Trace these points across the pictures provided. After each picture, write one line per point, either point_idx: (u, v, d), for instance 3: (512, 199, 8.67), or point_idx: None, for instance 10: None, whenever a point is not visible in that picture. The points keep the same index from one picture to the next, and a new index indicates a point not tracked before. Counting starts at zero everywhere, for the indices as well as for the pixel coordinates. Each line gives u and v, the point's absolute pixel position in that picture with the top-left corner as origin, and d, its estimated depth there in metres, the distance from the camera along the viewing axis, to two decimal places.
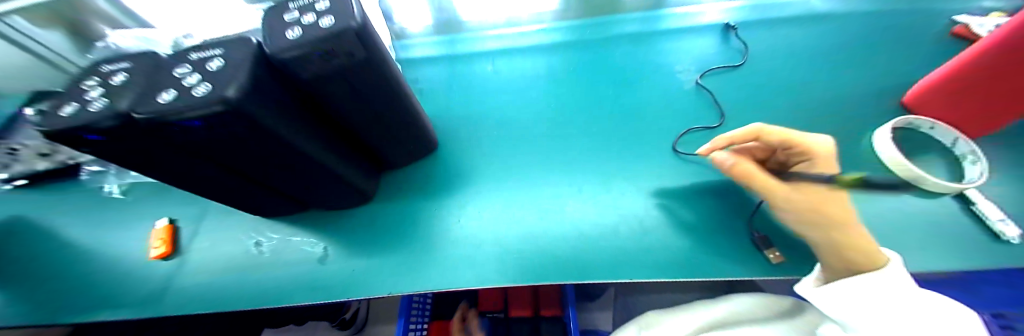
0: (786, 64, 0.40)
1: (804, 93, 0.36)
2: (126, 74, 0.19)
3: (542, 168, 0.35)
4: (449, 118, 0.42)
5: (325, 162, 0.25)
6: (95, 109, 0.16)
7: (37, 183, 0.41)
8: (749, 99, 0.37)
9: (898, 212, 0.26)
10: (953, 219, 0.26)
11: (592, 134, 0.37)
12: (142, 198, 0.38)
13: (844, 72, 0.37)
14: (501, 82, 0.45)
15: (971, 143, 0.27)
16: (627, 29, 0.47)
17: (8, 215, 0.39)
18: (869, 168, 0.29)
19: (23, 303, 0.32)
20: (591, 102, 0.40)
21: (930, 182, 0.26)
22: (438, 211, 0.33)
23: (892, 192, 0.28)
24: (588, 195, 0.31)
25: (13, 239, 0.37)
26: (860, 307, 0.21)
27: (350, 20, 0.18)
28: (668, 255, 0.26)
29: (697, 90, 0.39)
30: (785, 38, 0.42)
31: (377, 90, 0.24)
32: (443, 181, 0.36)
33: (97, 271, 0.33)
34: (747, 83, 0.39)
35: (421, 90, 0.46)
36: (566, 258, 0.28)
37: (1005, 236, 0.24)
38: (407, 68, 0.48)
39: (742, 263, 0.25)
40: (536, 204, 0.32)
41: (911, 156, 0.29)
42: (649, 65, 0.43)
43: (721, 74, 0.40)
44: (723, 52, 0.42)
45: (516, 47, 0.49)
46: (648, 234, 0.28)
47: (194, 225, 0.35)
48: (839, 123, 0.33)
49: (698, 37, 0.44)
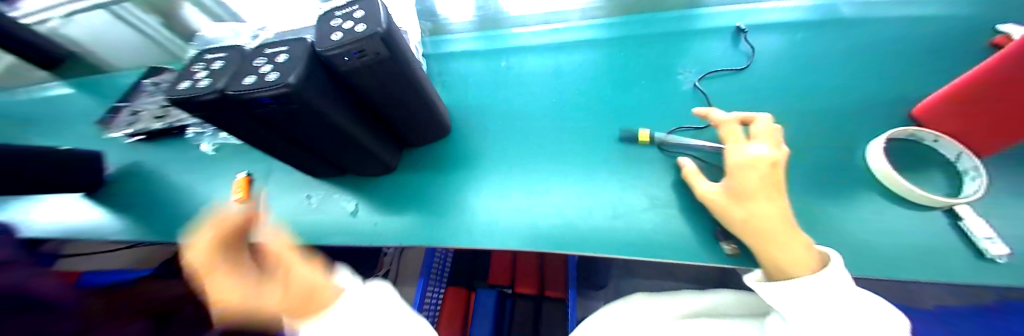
0: (794, 69, 0.39)
1: (807, 98, 0.36)
2: (222, 62, 0.26)
3: (539, 155, 0.39)
4: (467, 107, 0.47)
5: (358, 136, 0.32)
6: (203, 86, 0.24)
7: (154, 138, 0.54)
8: (746, 102, 0.38)
9: (871, 219, 0.27)
10: (929, 231, 0.26)
11: (586, 128, 0.40)
12: (227, 155, 0.49)
13: (854, 80, 0.37)
14: (525, 76, 0.49)
15: (975, 158, 0.26)
16: (653, 28, 0.48)
17: (136, 161, 0.52)
18: (853, 175, 0.29)
19: (153, 224, 0.44)
20: (604, 99, 0.43)
21: (919, 195, 0.26)
22: (447, 185, 0.39)
23: (871, 200, 0.28)
24: (574, 182, 0.35)
25: (141, 179, 0.50)
26: (794, 298, 0.23)
27: (377, 27, 0.23)
28: (633, 237, 0.29)
29: (693, 92, 0.40)
30: (799, 42, 0.41)
31: (399, 81, 0.30)
32: (453, 161, 0.42)
33: (199, 207, 0.45)
34: (747, 86, 0.39)
35: (455, 81, 0.51)
36: (546, 232, 0.32)
37: (990, 253, 0.24)
38: (444, 60, 0.54)
39: (697, 250, 0.28)
40: (528, 186, 0.36)
41: (906, 168, 0.28)
42: (664, 65, 0.44)
43: (720, 77, 0.40)
44: (727, 56, 0.42)
45: (533, 45, 0.52)
46: (620, 217, 0.31)
47: (263, 179, 0.45)
48: (836, 130, 0.33)
49: (705, 40, 0.45)
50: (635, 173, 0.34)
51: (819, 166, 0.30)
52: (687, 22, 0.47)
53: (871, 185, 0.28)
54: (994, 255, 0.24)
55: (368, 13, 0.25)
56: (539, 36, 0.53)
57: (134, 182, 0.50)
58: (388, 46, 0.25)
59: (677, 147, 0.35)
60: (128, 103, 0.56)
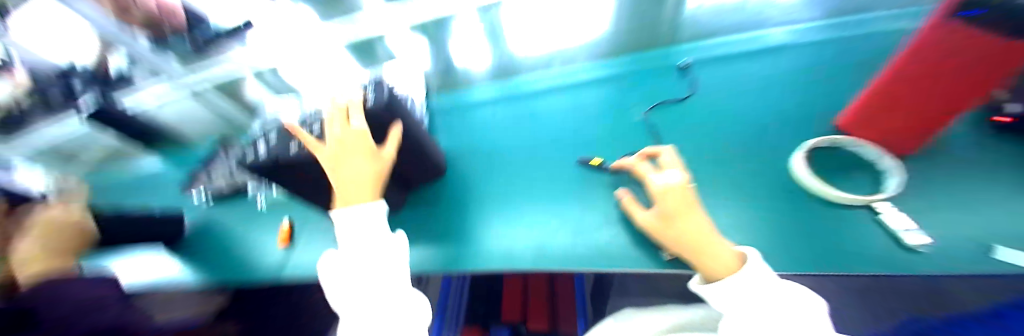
0: (734, 95, 0.44)
1: (744, 119, 0.40)
2: (266, 137, 0.35)
3: (520, 186, 0.44)
4: (464, 148, 0.53)
5: None
6: (253, 157, 0.33)
7: (224, 201, 0.65)
8: (691, 127, 0.42)
9: (797, 225, 0.30)
10: (851, 232, 0.28)
11: (557, 159, 0.45)
12: (275, 209, 0.60)
13: (787, 99, 0.41)
14: (550, 117, 0.51)
15: (893, 160, 0.30)
16: (678, 62, 0.50)
17: (204, 219, 0.64)
18: (781, 187, 0.33)
19: (221, 270, 0.55)
20: (627, 133, 0.44)
21: (841, 197, 0.29)
22: (444, 218, 0.45)
23: (798, 208, 0.31)
24: (548, 208, 0.40)
25: (210, 234, 0.62)
26: (722, 292, 0.26)
27: (382, 98, 0.31)
28: (593, 251, 0.34)
29: (642, 122, 0.44)
30: (738, 70, 0.46)
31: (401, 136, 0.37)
32: (448, 195, 0.48)
33: (255, 253, 0.55)
34: (691, 113, 0.43)
35: (482, 127, 0.55)
36: (524, 254, 0.37)
37: (912, 245, 0.26)
38: (474, 108, 0.58)
39: (644, 260, 0.32)
40: (510, 214, 0.42)
41: (828, 174, 0.32)
42: (676, 96, 0.45)
43: (666, 108, 0.44)
44: (672, 87, 0.47)
45: (546, 88, 0.55)
46: (584, 235, 0.35)
47: (303, 226, 0.55)
48: (770, 146, 0.37)
49: (654, 76, 0.49)
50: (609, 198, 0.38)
51: (750, 180, 0.34)
52: (663, 57, 0.51)
53: (798, 194, 0.31)
54: (917, 247, 0.26)
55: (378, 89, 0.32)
56: (561, 78, 0.55)
57: (206, 237, 0.61)
58: (395, 114, 0.32)
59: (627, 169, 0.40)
60: (204, 170, 0.65)
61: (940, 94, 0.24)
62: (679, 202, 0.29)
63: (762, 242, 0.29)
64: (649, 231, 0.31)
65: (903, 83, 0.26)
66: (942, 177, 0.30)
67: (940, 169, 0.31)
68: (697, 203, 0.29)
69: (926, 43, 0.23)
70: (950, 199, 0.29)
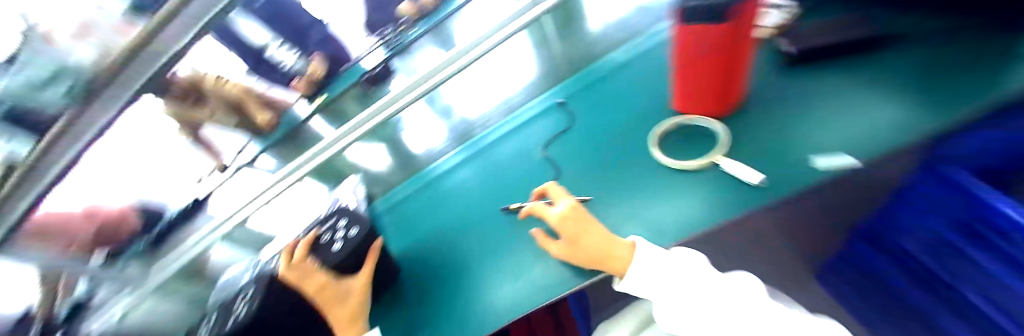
0: (605, 108, 0.49)
1: (614, 128, 0.46)
2: (215, 310, 0.40)
3: (455, 255, 0.47)
4: (409, 234, 0.54)
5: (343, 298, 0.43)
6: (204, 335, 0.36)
7: None
8: (577, 151, 0.46)
9: (668, 211, 0.35)
10: (704, 205, 0.34)
11: (484, 219, 0.48)
12: None
13: (640, 101, 0.47)
14: (518, 159, 0.52)
15: (718, 125, 0.37)
16: (610, 69, 0.54)
17: None
18: (647, 182, 0.38)
19: None
20: (593, 150, 0.45)
21: (694, 166, 0.36)
22: (392, 318, 0.44)
23: (662, 198, 0.36)
24: (484, 267, 0.43)
25: None
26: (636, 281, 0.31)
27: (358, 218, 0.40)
28: (529, 290, 0.38)
29: (545, 161, 0.48)
30: (600, 87, 0.53)
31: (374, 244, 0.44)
32: (396, 289, 0.47)
33: None
34: (576, 138, 0.48)
35: (460, 191, 0.54)
36: (473, 321, 0.39)
37: (755, 183, 0.33)
38: (446, 176, 0.57)
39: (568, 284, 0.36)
40: (452, 287, 0.43)
41: (685, 150, 0.38)
42: (615, 104, 0.49)
43: (557, 141, 0.49)
44: (557, 121, 0.52)
45: (508, 131, 0.57)
46: (519, 280, 0.39)
47: None
48: (636, 147, 0.42)
49: (542, 114, 0.55)
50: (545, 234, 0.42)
51: (627, 186, 0.39)
52: (558, 89, 0.57)
53: (661, 184, 0.37)
54: (759, 184, 0.33)
55: (351, 219, 0.40)
56: (516, 118, 0.57)
57: None
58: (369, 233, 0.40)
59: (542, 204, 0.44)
60: None
61: (710, 74, 0.32)
62: (575, 228, 0.33)
63: (658, 228, 0.35)
64: (565, 258, 0.34)
65: (686, 72, 0.33)
66: (765, 120, 0.38)
67: (745, 125, 0.39)
68: (588, 221, 0.33)
69: (680, 43, 0.31)
70: (771, 139, 0.36)
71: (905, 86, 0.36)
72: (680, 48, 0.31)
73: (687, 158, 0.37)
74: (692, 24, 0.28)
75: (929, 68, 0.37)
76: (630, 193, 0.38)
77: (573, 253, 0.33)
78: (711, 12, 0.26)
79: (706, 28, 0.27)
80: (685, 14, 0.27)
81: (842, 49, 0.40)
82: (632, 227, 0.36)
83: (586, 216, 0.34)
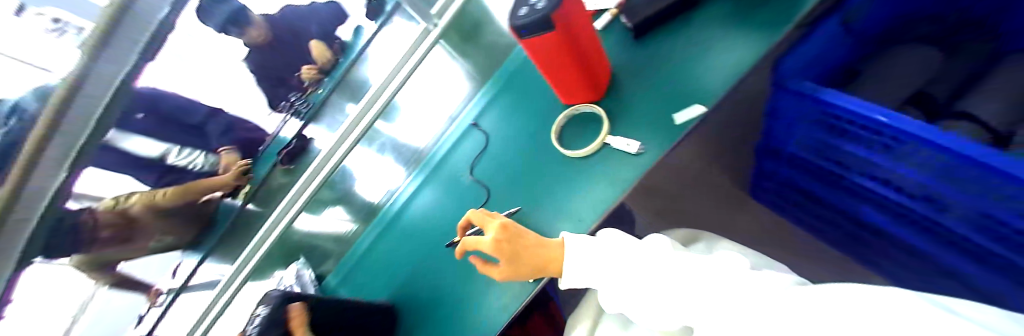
0: (512, 119, 0.51)
1: (524, 136, 0.48)
2: None
3: (428, 292, 0.50)
4: (384, 282, 0.56)
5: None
6: None
7: None
8: (499, 168, 0.48)
9: (584, 202, 0.38)
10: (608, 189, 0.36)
11: (442, 252, 0.51)
12: None
13: (540, 101, 0.49)
14: (456, 175, 0.54)
15: (599, 108, 0.40)
16: (514, 67, 0.57)
17: None
18: (561, 181, 0.41)
19: None
20: (514, 151, 0.48)
21: (586, 153, 0.38)
22: None
23: (576, 192, 0.39)
24: (455, 296, 0.47)
25: None
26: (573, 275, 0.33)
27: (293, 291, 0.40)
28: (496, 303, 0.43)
29: (476, 184, 0.50)
30: (504, 98, 0.54)
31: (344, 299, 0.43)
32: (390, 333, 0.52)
33: None
34: (495, 155, 0.50)
35: (419, 218, 0.57)
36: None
37: (635, 152, 0.35)
38: (407, 204, 0.60)
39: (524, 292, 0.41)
40: (435, 320, 0.48)
41: (580, 139, 0.41)
42: (522, 102, 0.51)
43: (481, 162, 0.51)
44: (476, 142, 0.54)
45: (446, 148, 0.59)
46: (486, 299, 0.44)
47: None
48: (544, 149, 0.44)
49: (465, 136, 0.56)
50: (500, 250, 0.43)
51: (546, 190, 0.41)
52: (471, 110, 0.59)
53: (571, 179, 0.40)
54: (639, 152, 0.35)
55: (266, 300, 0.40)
56: (451, 133, 0.61)
57: None
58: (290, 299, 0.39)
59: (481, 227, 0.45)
60: None
61: (570, 70, 0.35)
62: (514, 247, 0.32)
63: (580, 218, 0.37)
64: (508, 278, 0.34)
65: (552, 72, 0.36)
66: (643, 86, 0.39)
67: (630, 95, 0.39)
68: (522, 234, 0.34)
69: (532, 54, 0.33)
70: (656, 92, 0.37)
71: (724, 27, 0.36)
72: (535, 57, 0.34)
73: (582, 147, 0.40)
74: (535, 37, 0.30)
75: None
76: (550, 195, 0.41)
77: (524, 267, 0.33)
78: (537, 27, 0.28)
79: (541, 38, 0.30)
80: (519, 32, 0.30)
81: (664, 13, 0.39)
82: (561, 223, 0.39)
83: (521, 230, 0.34)
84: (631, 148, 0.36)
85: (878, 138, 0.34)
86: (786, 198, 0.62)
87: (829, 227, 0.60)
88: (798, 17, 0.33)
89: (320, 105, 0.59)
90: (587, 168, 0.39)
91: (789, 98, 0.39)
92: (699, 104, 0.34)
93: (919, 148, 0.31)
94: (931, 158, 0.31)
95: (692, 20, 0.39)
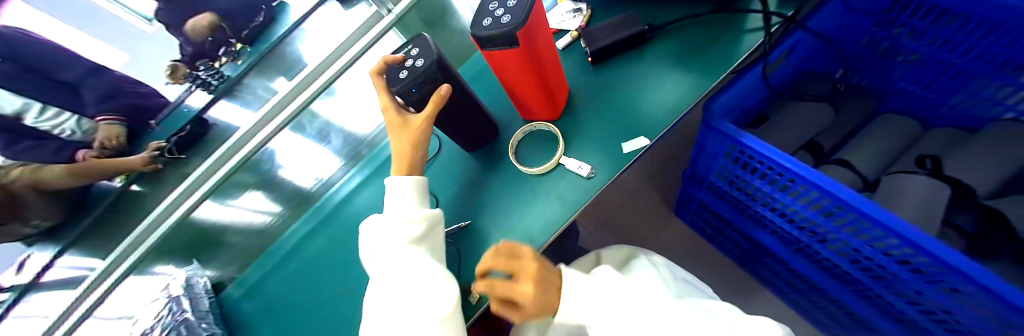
0: None
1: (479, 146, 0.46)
2: None
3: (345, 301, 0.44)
4: (301, 284, 0.50)
5: (448, 129, 0.40)
6: None
7: None
8: (450, 175, 0.46)
9: (534, 222, 0.37)
10: (556, 208, 0.36)
11: None
12: None
13: (498, 111, 0.48)
14: None
15: (555, 128, 0.40)
16: (474, 68, 0.55)
17: None
18: (512, 197, 0.40)
19: None
20: (463, 158, 0.46)
21: (539, 172, 0.38)
22: None
23: (527, 208, 0.38)
24: None
25: None
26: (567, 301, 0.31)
27: (434, 56, 0.29)
28: None
29: None
30: None
31: (458, 100, 0.36)
32: None
33: None
34: (448, 162, 0.47)
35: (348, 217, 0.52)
36: None
37: (585, 175, 0.36)
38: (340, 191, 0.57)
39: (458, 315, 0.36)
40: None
41: (535, 157, 0.41)
42: None
43: (431, 167, 0.48)
44: None
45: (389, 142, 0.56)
46: None
47: None
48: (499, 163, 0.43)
49: None
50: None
51: (496, 204, 0.40)
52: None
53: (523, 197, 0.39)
54: (589, 175, 0.36)
55: (424, 48, 0.31)
56: None
57: None
58: (444, 74, 0.31)
59: None
60: None
61: (532, 87, 0.34)
62: (545, 290, 0.30)
63: (530, 238, 0.36)
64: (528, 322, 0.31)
65: (513, 86, 0.35)
66: (596, 110, 0.40)
67: (584, 117, 0.40)
68: (549, 274, 0.31)
69: (495, 64, 0.32)
70: (609, 119, 0.39)
71: (674, 67, 0.38)
72: (498, 69, 0.33)
73: (536, 164, 0.40)
74: (508, 53, 0.29)
75: (691, 40, 0.39)
76: (500, 210, 0.40)
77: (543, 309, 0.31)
78: (503, 41, 0.27)
79: (506, 52, 0.29)
80: (482, 41, 0.28)
81: (621, 45, 0.40)
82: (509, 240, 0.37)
83: (546, 269, 0.31)
84: (582, 172, 0.36)
85: (780, 178, 0.40)
86: (702, 217, 0.70)
87: (735, 248, 0.70)
88: (734, 65, 0.36)
89: (239, 78, 0.66)
90: (538, 186, 0.39)
91: (715, 134, 0.44)
92: (645, 136, 0.36)
93: (810, 190, 0.37)
94: (818, 198, 0.37)
95: (648, 54, 0.41)
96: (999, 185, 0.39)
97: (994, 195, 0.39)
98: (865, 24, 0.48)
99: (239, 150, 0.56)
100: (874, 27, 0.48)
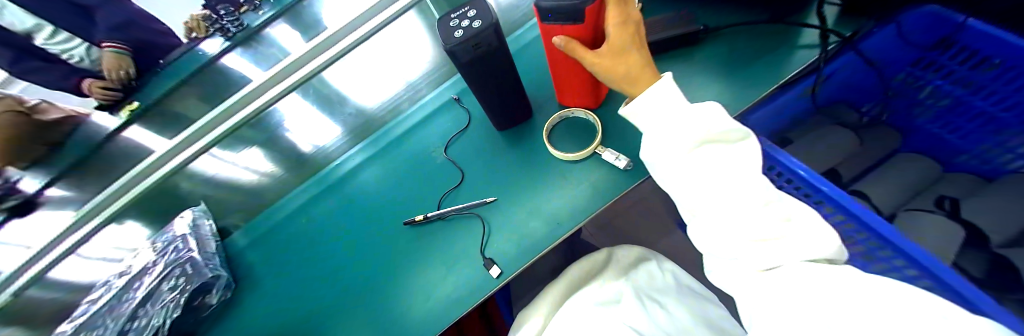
0: None
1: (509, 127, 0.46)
2: None
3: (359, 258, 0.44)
4: (308, 240, 0.49)
5: (485, 101, 0.39)
6: None
7: None
8: (478, 152, 0.46)
9: (560, 207, 0.37)
10: (585, 196, 0.36)
11: (385, 221, 0.45)
12: None
13: (533, 94, 0.47)
14: (421, 139, 0.51)
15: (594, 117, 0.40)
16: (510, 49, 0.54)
17: None
18: (541, 180, 0.40)
19: None
20: (492, 136, 0.46)
21: (572, 156, 0.38)
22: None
23: (555, 193, 0.38)
24: (395, 271, 0.41)
25: None
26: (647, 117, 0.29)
27: (494, 20, 0.28)
28: (439, 291, 0.37)
29: (449, 163, 0.46)
30: None
31: (504, 70, 0.35)
32: (300, 302, 0.44)
33: None
34: (477, 138, 0.47)
35: (364, 180, 0.51)
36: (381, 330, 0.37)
37: (622, 167, 0.36)
38: (354, 153, 0.56)
39: (476, 287, 0.35)
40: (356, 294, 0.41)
41: (568, 143, 0.41)
42: None
43: (459, 141, 0.48)
44: (456, 118, 0.51)
45: (414, 112, 0.55)
46: (431, 285, 0.37)
47: None
48: (528, 146, 0.43)
49: (445, 108, 0.53)
50: (459, 243, 0.39)
51: (522, 185, 0.40)
52: (454, 86, 0.56)
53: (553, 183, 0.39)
54: (627, 167, 0.36)
55: (484, 11, 0.29)
56: (421, 94, 0.58)
57: None
58: (498, 36, 0.29)
59: (448, 207, 0.42)
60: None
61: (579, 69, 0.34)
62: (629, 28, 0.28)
63: (557, 222, 0.36)
64: (601, 65, 0.29)
65: (559, 64, 0.34)
66: None
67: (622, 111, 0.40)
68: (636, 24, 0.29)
69: (548, 39, 0.31)
70: None
71: (721, 73, 0.38)
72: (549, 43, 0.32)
73: (568, 150, 0.39)
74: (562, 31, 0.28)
75: (741, 49, 0.39)
76: (526, 192, 0.39)
77: (613, 64, 0.29)
78: (569, 15, 0.26)
79: (568, 26, 0.28)
80: (545, 14, 0.27)
81: (668, 44, 0.41)
82: (534, 221, 0.37)
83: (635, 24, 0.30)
84: (619, 163, 0.36)
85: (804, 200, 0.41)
86: None
87: None
88: (786, 77, 0.35)
89: (255, 32, 0.66)
90: (568, 172, 0.39)
91: None
92: None
93: (833, 213, 0.38)
94: (840, 223, 0.38)
95: (694, 56, 0.40)
96: (1014, 235, 0.40)
97: (1009, 243, 0.40)
98: (904, 62, 0.48)
99: (240, 111, 0.51)
100: (909, 67, 0.49)
